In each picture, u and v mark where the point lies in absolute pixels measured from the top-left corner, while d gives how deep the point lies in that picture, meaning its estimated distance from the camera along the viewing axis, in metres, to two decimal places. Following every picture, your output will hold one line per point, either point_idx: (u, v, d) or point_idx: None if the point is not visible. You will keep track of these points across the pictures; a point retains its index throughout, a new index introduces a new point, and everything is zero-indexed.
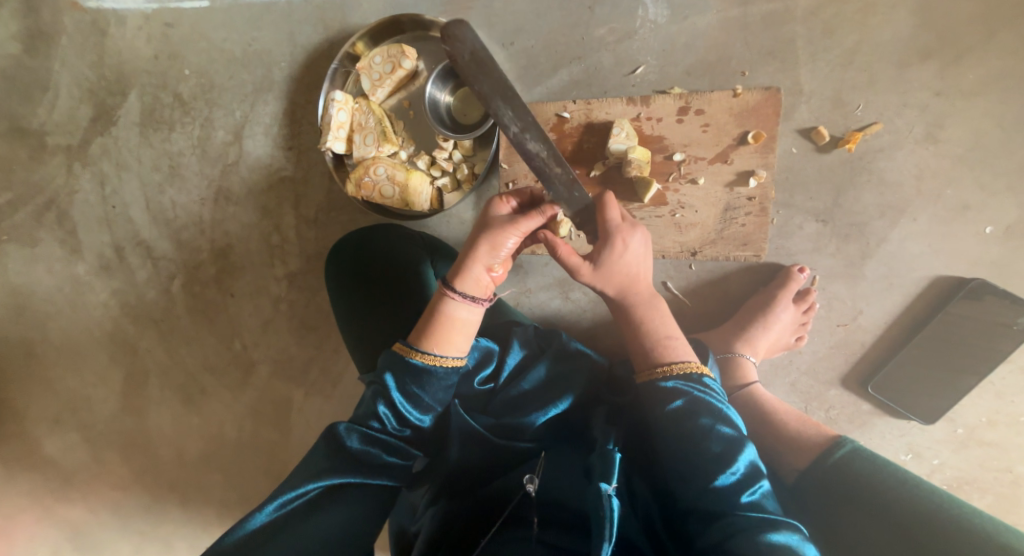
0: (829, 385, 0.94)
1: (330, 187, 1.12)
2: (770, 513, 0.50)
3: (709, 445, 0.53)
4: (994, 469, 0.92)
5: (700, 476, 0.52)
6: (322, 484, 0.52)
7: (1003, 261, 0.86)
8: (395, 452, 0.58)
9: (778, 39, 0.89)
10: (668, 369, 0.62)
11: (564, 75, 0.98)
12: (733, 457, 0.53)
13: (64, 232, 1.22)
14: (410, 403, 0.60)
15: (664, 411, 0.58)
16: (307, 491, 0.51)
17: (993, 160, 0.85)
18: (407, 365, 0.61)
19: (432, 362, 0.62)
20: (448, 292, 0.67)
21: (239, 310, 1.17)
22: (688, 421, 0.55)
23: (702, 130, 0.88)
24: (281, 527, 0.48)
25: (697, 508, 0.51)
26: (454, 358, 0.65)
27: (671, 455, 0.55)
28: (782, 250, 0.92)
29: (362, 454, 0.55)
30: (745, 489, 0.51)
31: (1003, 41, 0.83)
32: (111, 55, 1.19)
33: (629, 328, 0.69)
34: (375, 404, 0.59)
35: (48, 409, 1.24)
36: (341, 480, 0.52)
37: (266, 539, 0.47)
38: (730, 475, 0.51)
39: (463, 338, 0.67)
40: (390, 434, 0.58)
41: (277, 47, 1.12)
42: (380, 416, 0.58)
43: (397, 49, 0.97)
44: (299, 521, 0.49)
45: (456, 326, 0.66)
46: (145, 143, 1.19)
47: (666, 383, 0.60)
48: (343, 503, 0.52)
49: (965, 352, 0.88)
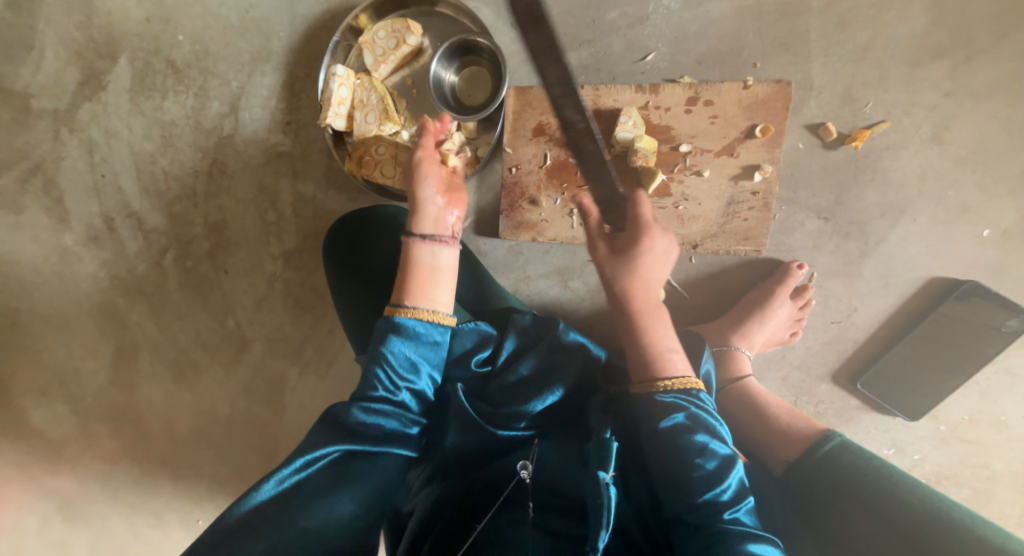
0: (820, 380, 0.96)
1: (329, 165, 1.10)
2: (750, 528, 0.52)
3: (701, 462, 0.55)
4: (973, 466, 0.94)
5: (687, 491, 0.54)
6: (331, 454, 0.54)
7: (997, 265, 0.87)
8: (394, 422, 0.60)
9: (791, 31, 0.88)
10: (666, 384, 0.61)
11: (572, 59, 0.96)
12: (722, 478, 0.54)
13: (51, 199, 1.19)
14: (406, 369, 0.63)
15: (658, 426, 0.58)
16: (325, 454, 0.54)
17: (996, 164, 0.85)
18: (396, 326, 0.65)
19: (414, 314, 0.66)
20: (412, 237, 0.73)
21: (232, 286, 1.16)
22: (682, 439, 0.56)
23: (710, 122, 0.87)
24: (291, 498, 0.49)
25: (683, 517, 0.53)
26: (427, 309, 0.68)
27: (661, 465, 0.57)
28: (782, 245, 0.93)
29: (361, 424, 0.57)
30: (733, 507, 0.53)
31: (1016, 43, 0.83)
32: (100, 16, 1.14)
33: (629, 335, 0.68)
34: (375, 374, 0.62)
35: (34, 379, 1.23)
36: (350, 449, 0.55)
37: (274, 508, 0.48)
38: (720, 494, 0.53)
39: (433, 280, 0.71)
40: (391, 403, 0.61)
41: (276, 15, 1.08)
42: (381, 386, 0.61)
43: (401, 24, 0.94)
44: (308, 493, 0.50)
45: (425, 272, 0.71)
46: (136, 110, 1.15)
47: (661, 397, 0.60)
48: (351, 475, 0.53)
49: (955, 351, 0.90)
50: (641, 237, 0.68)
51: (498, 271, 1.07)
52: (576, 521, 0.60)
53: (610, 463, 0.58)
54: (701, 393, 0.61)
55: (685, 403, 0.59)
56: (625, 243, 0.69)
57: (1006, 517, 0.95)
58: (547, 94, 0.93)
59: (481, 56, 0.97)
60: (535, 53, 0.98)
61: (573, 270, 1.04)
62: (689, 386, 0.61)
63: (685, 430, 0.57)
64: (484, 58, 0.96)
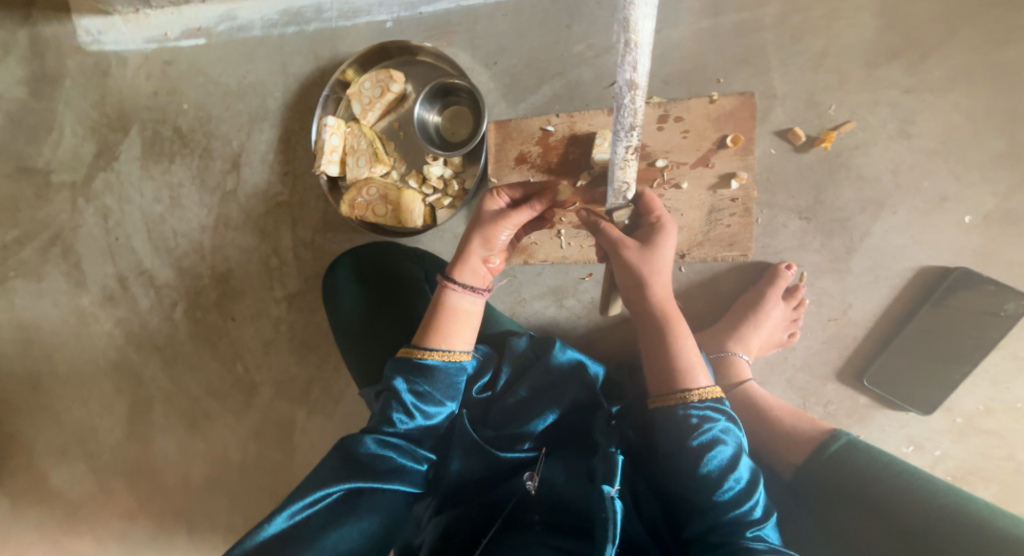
0: (825, 379, 0.95)
1: (326, 209, 1.15)
2: (776, 545, 0.53)
3: (729, 483, 0.54)
4: (997, 458, 0.91)
5: (716, 511, 0.53)
6: (343, 488, 0.53)
7: (985, 249, 0.87)
8: (407, 455, 0.60)
9: (749, 46, 0.93)
10: (699, 394, 0.59)
11: (547, 90, 1.02)
12: (750, 495, 0.55)
13: (69, 265, 1.25)
14: (421, 402, 0.62)
15: (692, 446, 0.55)
16: (330, 492, 0.53)
17: (966, 152, 0.87)
18: (416, 365, 0.64)
19: (441, 359, 0.65)
20: (448, 284, 0.71)
21: (240, 333, 1.19)
22: (714, 461, 0.54)
23: (682, 136, 0.91)
24: (300, 532, 0.49)
25: (705, 537, 0.53)
26: (460, 351, 0.68)
27: (691, 484, 0.55)
28: (768, 248, 0.94)
29: (373, 459, 0.57)
30: (757, 524, 0.53)
31: (966, 37, 0.86)
32: (113, 94, 1.24)
33: (652, 342, 0.64)
34: (388, 409, 0.61)
35: (54, 441, 1.26)
36: (363, 485, 0.54)
37: (286, 543, 0.48)
38: (748, 512, 0.53)
39: (469, 327, 0.70)
40: (404, 437, 0.60)
41: (272, 78, 1.17)
42: (394, 422, 0.60)
43: (385, 74, 1.02)
44: (319, 525, 0.50)
45: (461, 319, 0.69)
46: (147, 175, 1.23)
47: (690, 414, 0.57)
48: (360, 509, 0.53)
49: (956, 339, 0.89)
50: (659, 237, 0.67)
51: (494, 297, 1.09)
52: (581, 538, 0.59)
53: (615, 477, 0.58)
54: (725, 401, 0.59)
55: (718, 414, 0.57)
56: (647, 235, 0.68)
57: None
58: (525, 125, 0.98)
59: (460, 95, 1.03)
60: (511, 88, 1.04)
61: (567, 289, 1.05)
62: (716, 394, 0.60)
63: (719, 451, 0.55)
64: (463, 97, 1.03)
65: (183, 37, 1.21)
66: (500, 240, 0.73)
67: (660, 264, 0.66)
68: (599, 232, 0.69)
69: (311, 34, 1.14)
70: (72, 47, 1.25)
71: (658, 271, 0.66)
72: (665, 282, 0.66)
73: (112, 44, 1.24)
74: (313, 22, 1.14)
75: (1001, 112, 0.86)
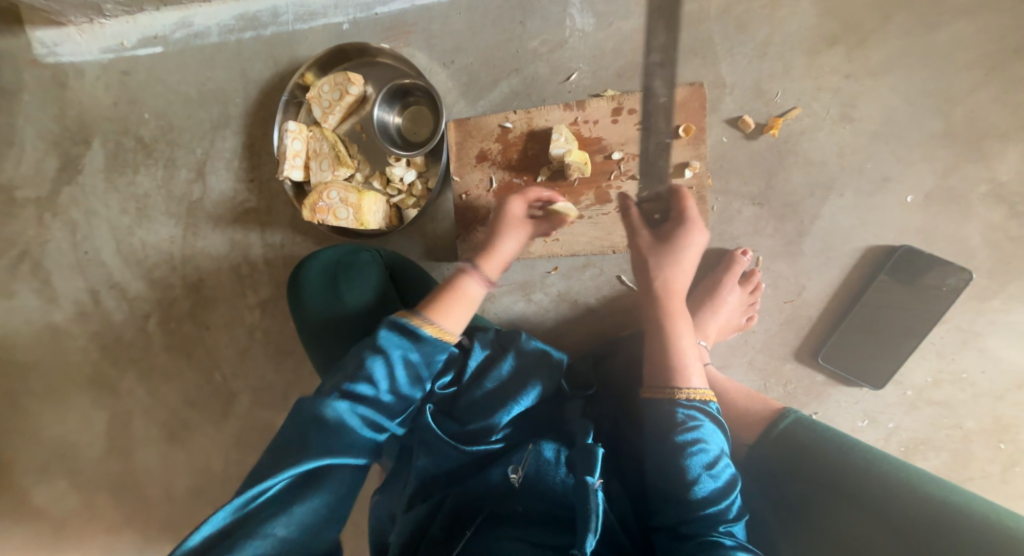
0: (784, 359, 0.98)
1: (294, 214, 1.16)
2: (745, 541, 0.55)
3: (705, 477, 0.57)
4: (947, 427, 0.95)
5: (690, 504, 0.55)
6: (290, 474, 0.47)
7: (928, 227, 0.90)
8: (373, 424, 0.57)
9: (696, 37, 0.95)
10: (688, 392, 0.63)
11: (504, 87, 1.03)
12: (727, 493, 0.57)
13: (39, 281, 1.25)
14: (399, 368, 0.61)
15: (679, 441, 0.59)
16: (271, 486, 0.46)
17: (907, 133, 0.90)
18: (408, 328, 0.63)
19: (432, 329, 0.64)
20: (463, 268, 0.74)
21: (215, 341, 1.20)
22: (696, 456, 0.58)
23: (636, 128, 0.92)
24: (243, 523, 0.43)
25: (678, 529, 0.55)
26: (448, 331, 0.66)
27: (669, 479, 0.58)
28: (725, 235, 0.96)
29: (337, 424, 0.52)
30: (729, 521, 0.55)
31: (902, 20, 0.88)
32: (72, 106, 1.23)
33: (654, 333, 0.72)
34: (365, 366, 0.58)
35: (36, 458, 1.26)
36: (318, 463, 0.49)
37: (235, 532, 0.43)
38: (722, 505, 0.56)
39: (465, 310, 0.72)
40: (374, 404, 0.58)
41: (231, 85, 1.17)
42: (368, 381, 0.58)
43: (342, 77, 1.01)
44: (268, 514, 0.44)
45: (463, 300, 0.71)
46: (112, 188, 1.23)
47: (677, 408, 0.61)
48: (318, 486, 0.48)
49: (904, 315, 0.92)
50: (681, 237, 0.78)
51: None
52: (564, 531, 0.61)
53: (596, 469, 0.60)
54: (712, 403, 0.63)
55: (703, 415, 0.61)
56: (671, 228, 0.80)
57: (988, 475, 0.94)
58: (484, 123, 1.00)
59: (418, 95, 1.04)
60: (469, 86, 1.05)
61: (534, 283, 1.07)
62: (706, 396, 0.64)
63: (702, 447, 0.58)
64: (421, 97, 1.04)
65: (140, 46, 1.20)
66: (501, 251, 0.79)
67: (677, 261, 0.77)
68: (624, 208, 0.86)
69: (268, 39, 1.14)
70: (28, 61, 1.24)
71: (676, 265, 0.77)
72: (680, 276, 0.77)
73: (67, 56, 1.23)
74: (268, 27, 1.14)
75: (938, 93, 0.88)
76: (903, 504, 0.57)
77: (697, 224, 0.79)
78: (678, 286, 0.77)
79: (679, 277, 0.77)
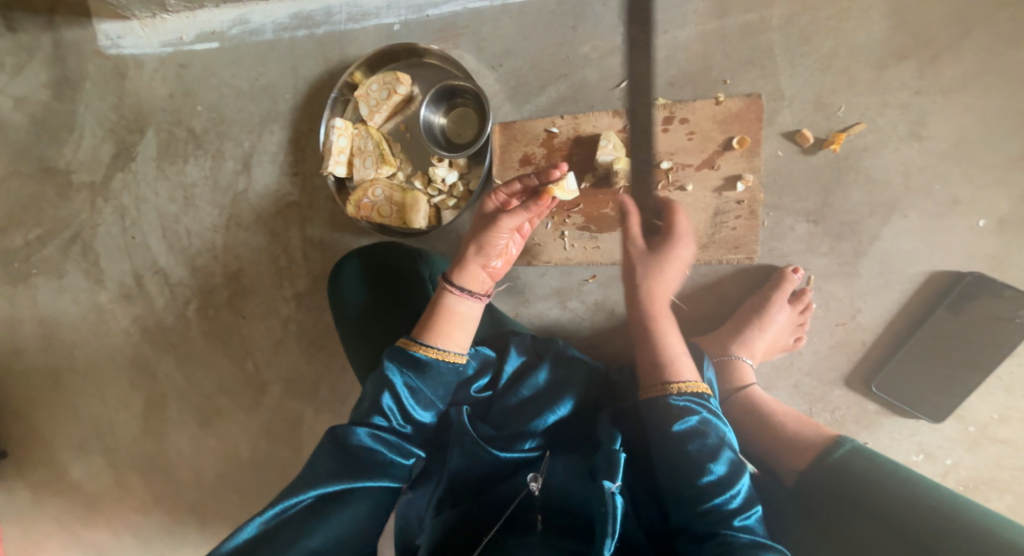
0: (833, 385, 0.93)
1: (334, 209, 1.17)
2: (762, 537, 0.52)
3: (709, 469, 0.56)
4: (1012, 468, 0.88)
5: (696, 499, 0.54)
6: (316, 492, 0.52)
7: (1000, 254, 0.85)
8: (396, 450, 0.60)
9: (755, 48, 0.92)
10: (679, 387, 0.64)
11: (551, 92, 1.02)
12: (733, 486, 0.55)
13: (88, 263, 1.29)
14: (414, 398, 0.63)
15: (674, 430, 0.59)
16: (300, 500, 0.52)
17: (980, 154, 0.85)
18: (411, 358, 0.65)
19: (435, 356, 0.66)
20: (448, 287, 0.74)
21: (251, 331, 1.22)
22: (693, 444, 0.58)
23: (688, 138, 0.90)
24: (276, 529, 0.49)
25: (694, 528, 0.53)
26: (454, 353, 0.69)
27: (674, 474, 0.57)
28: (775, 251, 0.93)
29: (363, 450, 0.57)
30: (742, 514, 0.54)
31: (979, 37, 0.84)
32: (131, 96, 1.28)
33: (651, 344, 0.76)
34: (379, 399, 0.61)
35: (73, 434, 1.30)
36: (340, 485, 0.53)
37: (264, 542, 0.47)
38: (727, 499, 0.54)
39: (463, 332, 0.73)
40: (395, 432, 0.61)
41: (282, 80, 1.19)
42: (384, 412, 0.61)
43: (392, 76, 1.02)
44: (295, 526, 0.49)
45: (457, 319, 0.72)
46: (162, 176, 1.26)
47: (672, 399, 0.62)
48: (346, 500, 0.53)
49: (969, 346, 0.86)
50: (669, 249, 0.87)
51: (498, 298, 1.09)
52: (580, 539, 0.55)
53: (616, 473, 0.57)
54: (707, 395, 0.64)
55: (698, 407, 0.61)
56: (658, 243, 0.87)
57: None
58: (530, 127, 0.99)
59: (465, 97, 1.03)
60: (516, 90, 1.05)
61: (571, 291, 1.05)
62: (699, 390, 0.64)
63: (699, 436, 0.58)
64: (468, 98, 1.03)
65: (197, 40, 1.24)
66: (497, 245, 0.78)
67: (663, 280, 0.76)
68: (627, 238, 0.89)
69: (320, 37, 1.16)
70: (93, 52, 1.29)
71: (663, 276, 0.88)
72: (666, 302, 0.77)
73: (129, 48, 1.28)
74: (322, 26, 1.16)
75: (1016, 114, 0.83)
76: (931, 524, 0.54)
77: (687, 241, 0.89)
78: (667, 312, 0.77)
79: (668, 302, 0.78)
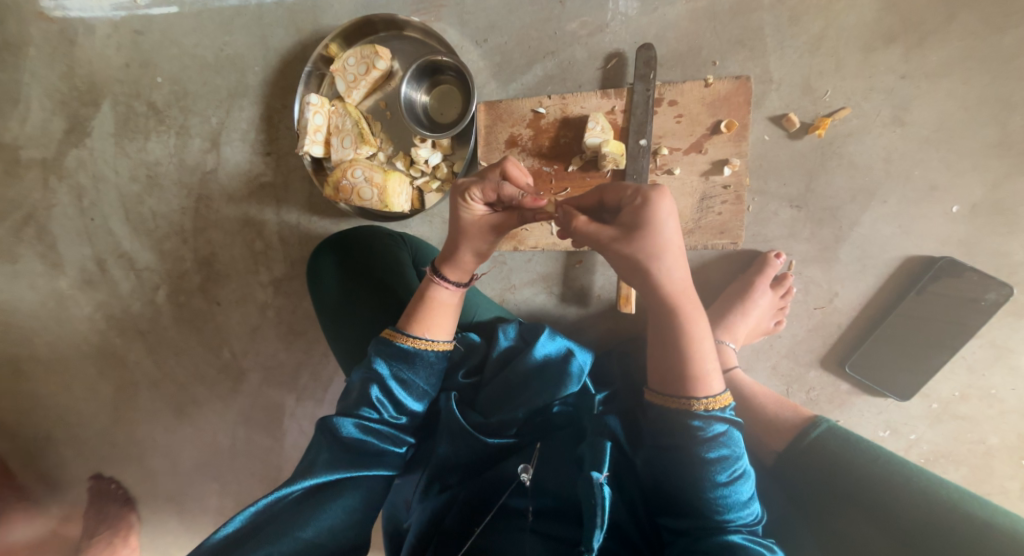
0: (809, 366, 0.96)
1: (312, 191, 1.12)
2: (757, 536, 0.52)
3: (722, 485, 0.52)
4: (968, 441, 0.94)
5: (703, 512, 0.52)
6: (307, 483, 0.52)
7: (970, 238, 0.88)
8: (386, 439, 0.60)
9: (746, 28, 0.91)
10: (706, 403, 0.54)
11: (538, 70, 0.99)
12: (741, 498, 0.53)
13: (44, 246, 1.21)
14: (405, 389, 0.62)
15: (701, 455, 0.52)
16: (291, 491, 0.52)
17: (958, 141, 0.87)
18: (400, 350, 0.63)
19: (421, 346, 0.64)
20: (440, 282, 0.68)
21: (225, 317, 1.17)
22: (714, 468, 0.52)
23: (676, 121, 0.89)
24: (271, 520, 0.49)
25: (684, 528, 0.52)
26: (443, 341, 0.67)
27: (681, 482, 0.53)
28: (758, 237, 0.94)
29: (355, 443, 0.57)
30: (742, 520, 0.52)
31: (964, 22, 0.85)
32: (82, 65, 1.18)
33: (666, 350, 0.57)
34: (367, 391, 0.60)
35: (38, 425, 1.24)
36: (332, 476, 0.53)
37: (255, 533, 0.48)
38: (738, 513, 0.52)
39: (453, 320, 0.70)
40: (386, 422, 0.60)
41: (250, 51, 1.11)
42: (373, 404, 0.60)
43: (370, 50, 0.97)
44: (287, 517, 0.49)
45: (449, 311, 0.69)
46: (121, 153, 1.18)
47: (694, 422, 0.54)
48: (339, 489, 0.53)
49: (937, 328, 0.90)
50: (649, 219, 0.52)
51: (484, 282, 1.08)
52: (571, 524, 0.58)
53: (602, 464, 0.55)
54: (730, 407, 0.56)
55: (725, 425, 0.54)
56: (635, 211, 0.53)
57: (1007, 490, 0.95)
58: (516, 107, 0.96)
59: (448, 74, 0.99)
60: (502, 67, 1.01)
61: (556, 275, 1.05)
62: (725, 401, 0.56)
63: (726, 462, 0.53)
64: (451, 76, 0.98)
65: (154, 4, 1.15)
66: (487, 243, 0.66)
67: (662, 249, 0.53)
68: (572, 228, 0.56)
69: (291, 5, 1.09)
70: (35, 14, 1.18)
71: (664, 259, 0.53)
72: (676, 272, 0.54)
73: (77, 11, 1.17)
74: None
75: (993, 100, 0.85)
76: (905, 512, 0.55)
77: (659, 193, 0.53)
78: (681, 282, 0.55)
79: (675, 267, 0.55)
